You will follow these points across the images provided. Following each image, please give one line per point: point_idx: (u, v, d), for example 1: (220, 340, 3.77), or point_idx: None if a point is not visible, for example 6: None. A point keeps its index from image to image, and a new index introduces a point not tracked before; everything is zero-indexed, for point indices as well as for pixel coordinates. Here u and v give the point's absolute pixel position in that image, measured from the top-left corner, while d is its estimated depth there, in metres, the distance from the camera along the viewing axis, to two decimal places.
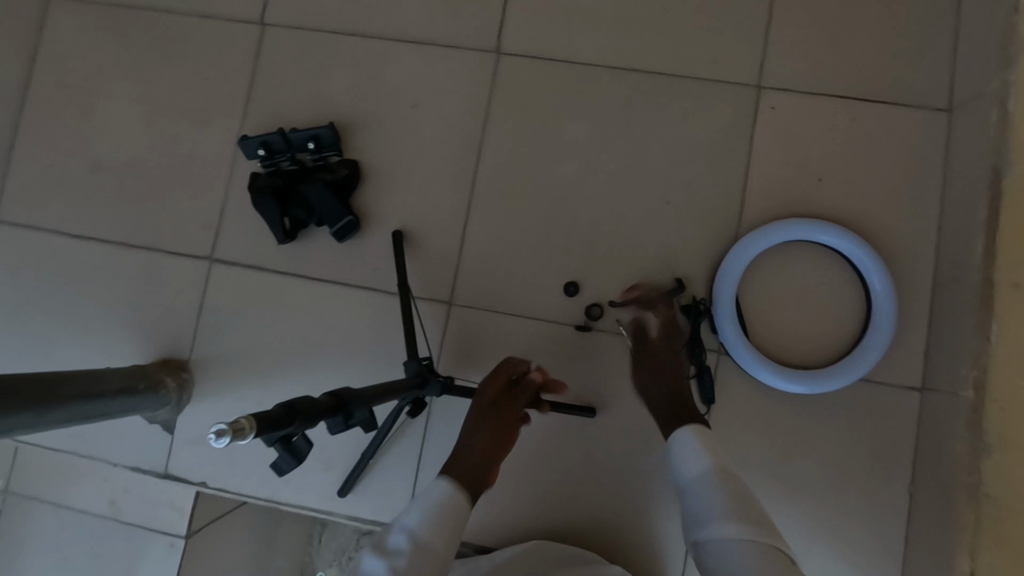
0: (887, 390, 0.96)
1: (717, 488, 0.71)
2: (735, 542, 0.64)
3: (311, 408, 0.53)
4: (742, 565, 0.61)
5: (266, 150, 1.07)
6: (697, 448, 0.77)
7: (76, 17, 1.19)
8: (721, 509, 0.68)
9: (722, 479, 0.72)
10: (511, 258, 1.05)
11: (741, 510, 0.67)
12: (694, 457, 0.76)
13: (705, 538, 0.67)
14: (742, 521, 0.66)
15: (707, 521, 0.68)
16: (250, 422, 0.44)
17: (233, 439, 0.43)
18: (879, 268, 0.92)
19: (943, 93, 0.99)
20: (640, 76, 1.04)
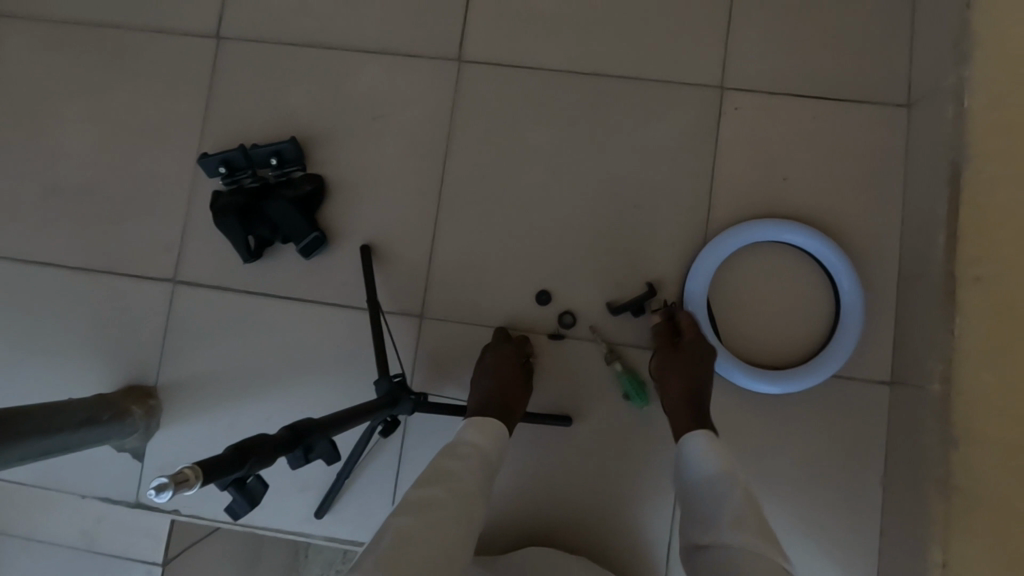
0: (857, 385, 0.97)
1: (725, 492, 0.69)
2: (741, 550, 0.61)
3: (266, 448, 0.51)
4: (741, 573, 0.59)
5: (227, 167, 1.04)
6: (705, 450, 0.76)
7: (22, 36, 1.15)
8: (728, 514, 0.65)
9: (731, 480, 0.70)
10: (482, 268, 1.04)
11: (747, 516, 0.64)
12: (706, 459, 0.75)
13: (711, 543, 0.64)
14: (747, 528, 0.63)
15: (713, 525, 0.65)
16: (194, 473, 0.42)
17: (177, 490, 0.40)
18: (846, 266, 0.93)
19: (902, 88, 1.00)
20: (604, 80, 1.04)
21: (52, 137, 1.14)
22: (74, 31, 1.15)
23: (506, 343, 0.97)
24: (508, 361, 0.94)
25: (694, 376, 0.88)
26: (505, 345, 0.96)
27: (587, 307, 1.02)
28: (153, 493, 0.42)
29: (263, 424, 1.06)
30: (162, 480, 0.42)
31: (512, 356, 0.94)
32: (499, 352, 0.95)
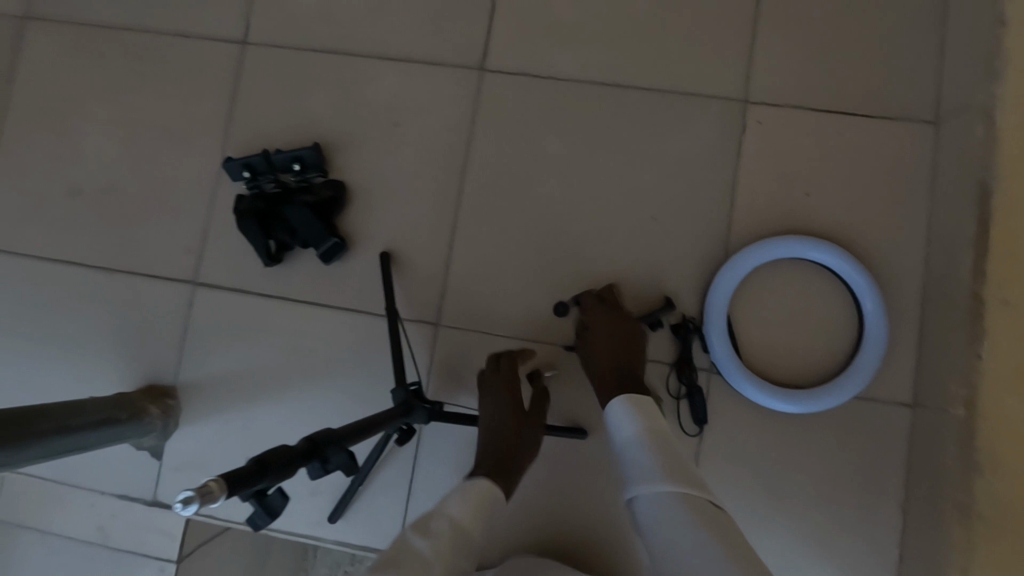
0: (878, 406, 0.96)
1: (648, 448, 0.69)
2: (662, 498, 0.62)
3: (286, 460, 0.51)
4: (667, 520, 0.59)
5: (250, 172, 1.05)
6: (629, 412, 0.76)
7: (52, 38, 1.18)
8: (648, 465, 0.66)
9: (653, 439, 0.71)
10: (499, 278, 1.04)
11: (668, 466, 0.65)
12: (629, 422, 0.75)
13: (633, 497, 0.65)
14: (667, 476, 0.64)
15: (633, 478, 0.66)
16: (219, 485, 0.42)
17: (204, 503, 0.41)
18: (869, 286, 0.92)
19: (930, 105, 0.98)
20: (625, 91, 1.04)
21: (77, 139, 1.16)
22: (100, 35, 1.17)
23: (498, 378, 0.94)
24: (504, 399, 0.92)
25: (616, 352, 0.91)
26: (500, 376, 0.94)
27: None
28: (179, 507, 0.43)
29: (278, 427, 1.07)
30: (187, 492, 0.42)
31: (506, 396, 0.92)
32: (494, 395, 0.92)
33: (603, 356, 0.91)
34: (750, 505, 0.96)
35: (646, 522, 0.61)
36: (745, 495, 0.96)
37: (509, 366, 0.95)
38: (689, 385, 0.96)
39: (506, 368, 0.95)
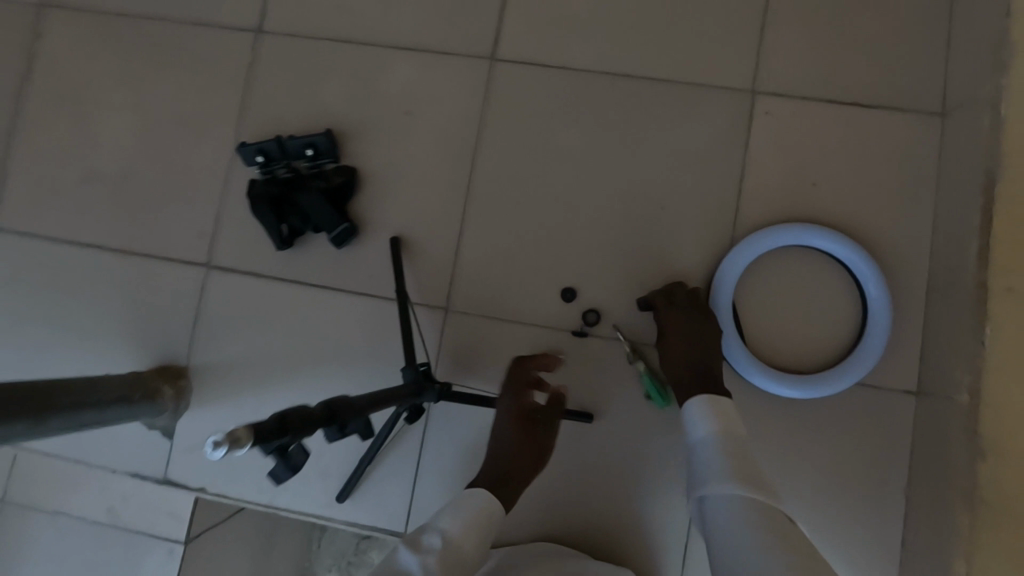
0: (883, 394, 0.97)
1: (720, 452, 0.71)
2: (730, 501, 0.63)
3: (307, 419, 0.54)
4: (732, 518, 0.61)
5: (263, 157, 1.07)
6: (707, 413, 0.78)
7: (72, 26, 1.20)
8: (720, 468, 0.68)
9: (727, 443, 0.73)
10: (508, 264, 1.05)
11: (739, 472, 0.67)
12: (703, 423, 0.77)
13: (700, 494, 0.68)
14: (738, 482, 0.65)
15: (705, 479, 0.68)
16: (243, 433, 0.45)
17: (228, 449, 0.44)
18: (874, 273, 0.93)
19: (937, 97, 0.99)
20: (635, 82, 1.05)
21: (95, 124, 1.18)
22: (118, 23, 1.19)
23: (511, 386, 0.96)
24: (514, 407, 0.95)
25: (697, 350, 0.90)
26: (509, 381, 0.97)
27: (611, 306, 1.03)
28: (207, 452, 0.46)
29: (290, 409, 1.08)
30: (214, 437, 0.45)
31: (513, 405, 0.95)
32: (500, 402, 0.95)
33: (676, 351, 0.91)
34: None
35: (712, 517, 0.63)
36: None
37: (523, 373, 0.96)
38: None
39: (520, 375, 0.96)
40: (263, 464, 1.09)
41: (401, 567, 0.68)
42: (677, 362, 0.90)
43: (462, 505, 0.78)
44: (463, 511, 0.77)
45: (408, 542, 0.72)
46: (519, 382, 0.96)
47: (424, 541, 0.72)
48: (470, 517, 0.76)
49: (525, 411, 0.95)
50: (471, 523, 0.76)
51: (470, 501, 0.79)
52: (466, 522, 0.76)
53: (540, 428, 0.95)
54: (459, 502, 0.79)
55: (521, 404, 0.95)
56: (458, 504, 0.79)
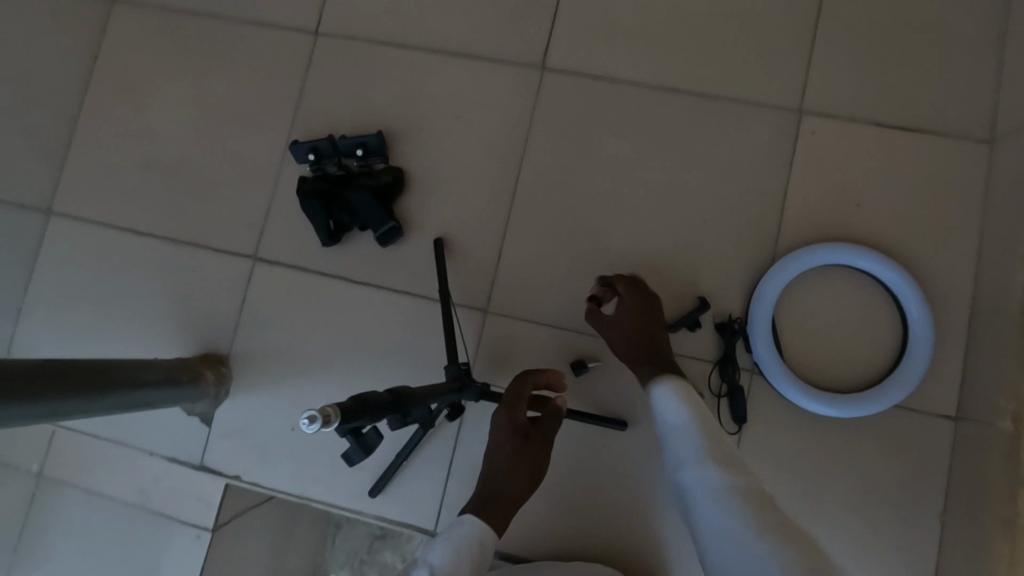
0: (922, 417, 0.96)
1: (695, 435, 0.71)
2: (708, 482, 0.63)
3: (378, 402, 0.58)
4: (710, 498, 0.61)
5: (315, 154, 1.11)
6: (677, 399, 0.79)
7: (136, 20, 1.25)
8: (697, 454, 0.68)
9: (702, 427, 0.73)
10: (549, 269, 1.07)
11: (717, 455, 0.67)
12: (675, 407, 0.78)
13: (679, 480, 0.67)
14: (716, 465, 0.66)
15: (684, 464, 0.68)
16: (336, 411, 0.50)
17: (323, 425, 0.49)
18: (917, 297, 0.93)
19: (985, 124, 1.00)
20: (682, 96, 1.07)
21: (152, 116, 1.22)
22: (180, 20, 1.23)
23: (510, 400, 0.91)
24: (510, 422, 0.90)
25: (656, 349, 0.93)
26: (509, 392, 0.92)
27: None
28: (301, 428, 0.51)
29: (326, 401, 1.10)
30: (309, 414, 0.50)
31: (508, 420, 0.90)
32: (496, 417, 0.91)
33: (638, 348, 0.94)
34: (788, 509, 0.97)
35: (691, 500, 0.63)
36: (783, 498, 0.97)
37: (521, 384, 0.91)
38: (731, 384, 0.98)
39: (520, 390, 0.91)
40: (297, 455, 1.10)
41: None
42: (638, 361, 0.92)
43: (452, 532, 0.80)
44: (454, 539, 0.78)
45: None
46: (518, 395, 0.90)
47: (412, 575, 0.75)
48: (463, 549, 0.77)
49: (521, 425, 0.90)
50: (465, 555, 0.77)
51: (459, 532, 0.80)
52: (460, 554, 0.76)
53: (536, 441, 0.90)
54: (446, 534, 0.80)
55: (519, 419, 0.90)
56: (446, 536, 0.80)
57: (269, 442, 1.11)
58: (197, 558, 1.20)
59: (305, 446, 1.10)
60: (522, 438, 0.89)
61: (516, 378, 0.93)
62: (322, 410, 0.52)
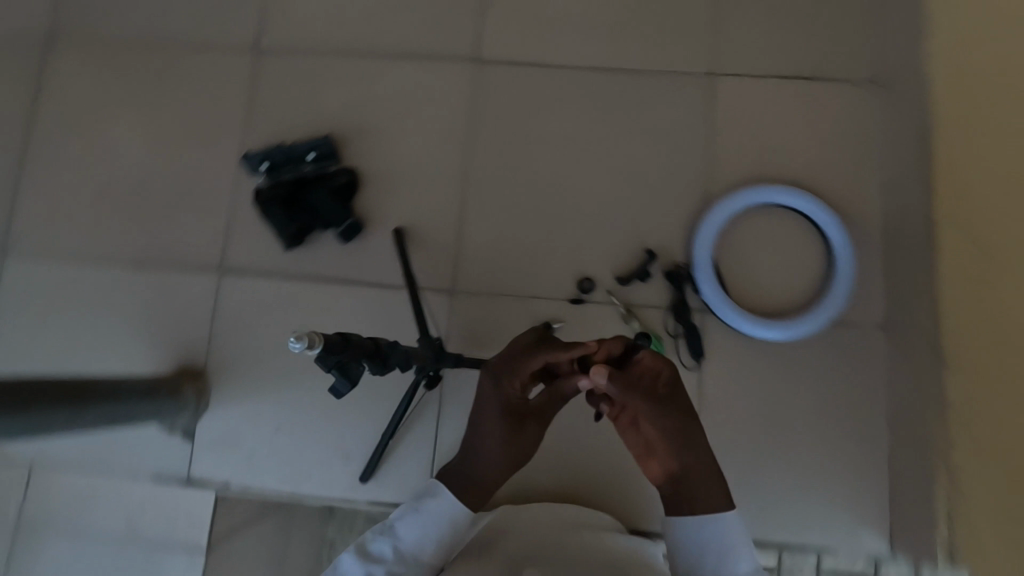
0: (858, 331, 1.06)
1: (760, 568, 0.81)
2: None
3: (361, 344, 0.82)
4: None
5: (269, 164, 1.16)
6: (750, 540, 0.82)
7: (80, 59, 1.29)
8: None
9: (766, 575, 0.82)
10: (506, 244, 1.14)
11: None
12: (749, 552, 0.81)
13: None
14: None
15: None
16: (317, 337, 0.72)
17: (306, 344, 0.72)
18: (835, 223, 1.04)
19: (873, 67, 1.12)
20: (607, 71, 1.16)
21: (106, 145, 1.25)
22: (124, 55, 1.28)
23: (511, 373, 0.89)
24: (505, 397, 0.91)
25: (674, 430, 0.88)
26: (499, 366, 0.91)
27: (603, 273, 1.11)
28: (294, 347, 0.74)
29: (309, 398, 1.14)
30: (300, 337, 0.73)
31: (498, 397, 0.90)
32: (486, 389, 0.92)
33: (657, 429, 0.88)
34: (752, 433, 1.05)
35: None
36: (747, 423, 1.05)
37: (513, 359, 0.89)
38: (685, 324, 1.06)
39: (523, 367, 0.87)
40: (285, 456, 1.13)
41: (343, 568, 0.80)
42: (655, 440, 0.88)
43: (424, 508, 0.86)
44: (426, 520, 0.85)
45: (360, 544, 0.82)
46: (509, 369, 0.89)
47: (376, 547, 0.82)
48: (433, 534, 0.84)
49: (515, 401, 0.91)
50: (432, 542, 0.84)
51: (431, 510, 0.86)
52: (429, 539, 0.84)
53: (523, 419, 0.93)
54: (418, 507, 0.86)
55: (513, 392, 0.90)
56: (418, 505, 0.86)
57: (255, 446, 1.13)
58: None
59: (292, 445, 1.13)
60: (515, 419, 0.92)
61: (527, 345, 0.89)
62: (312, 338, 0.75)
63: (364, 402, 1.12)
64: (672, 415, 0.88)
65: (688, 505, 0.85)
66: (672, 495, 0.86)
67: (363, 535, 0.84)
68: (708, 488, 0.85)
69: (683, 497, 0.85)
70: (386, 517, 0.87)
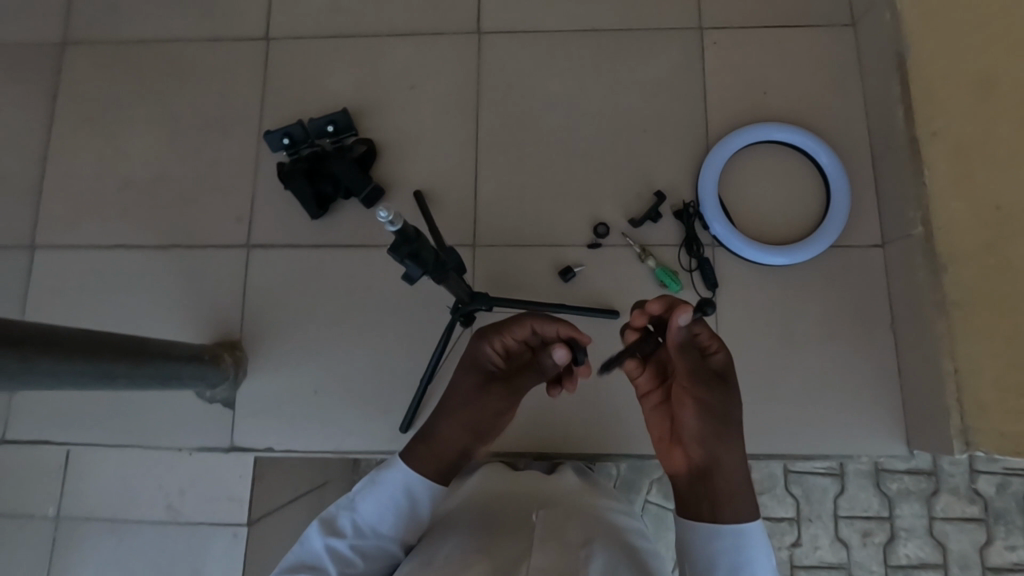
0: (857, 251, 1.13)
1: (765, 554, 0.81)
2: None
3: (427, 244, 0.83)
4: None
5: (289, 140, 1.19)
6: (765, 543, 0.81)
7: (91, 57, 1.33)
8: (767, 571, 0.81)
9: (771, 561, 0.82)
10: (521, 198, 1.20)
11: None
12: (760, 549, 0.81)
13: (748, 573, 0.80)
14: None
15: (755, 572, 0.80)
16: (400, 218, 0.75)
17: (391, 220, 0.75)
18: (827, 150, 1.12)
19: (846, 11, 1.21)
20: (601, 32, 1.24)
21: (126, 139, 1.30)
22: (135, 50, 1.33)
23: (494, 334, 0.95)
24: (480, 356, 0.97)
25: (709, 420, 0.86)
26: (490, 329, 0.96)
27: (616, 218, 1.17)
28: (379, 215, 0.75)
29: (343, 359, 1.19)
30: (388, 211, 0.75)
31: (480, 360, 0.97)
32: (474, 348, 0.98)
33: (700, 414, 0.86)
34: (768, 353, 1.11)
35: None
36: (761, 345, 1.11)
37: (506, 322, 0.95)
38: (698, 258, 1.13)
39: (509, 331, 0.94)
40: (325, 415, 1.18)
41: (307, 542, 0.82)
42: (691, 425, 0.86)
43: (379, 480, 0.88)
44: (382, 493, 0.87)
45: (325, 521, 0.84)
46: (498, 333, 0.95)
47: (339, 523, 0.84)
48: (392, 506, 0.86)
49: (490, 365, 0.97)
50: (391, 514, 0.86)
51: (388, 482, 0.87)
52: (388, 512, 0.86)
53: (495, 386, 0.96)
54: (376, 480, 0.88)
55: (491, 356, 0.97)
56: (376, 478, 0.88)
57: (294, 409, 1.18)
58: (239, 553, 1.23)
59: (330, 405, 1.18)
60: (485, 378, 0.96)
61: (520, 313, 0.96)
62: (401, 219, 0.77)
63: (396, 356, 1.18)
64: (704, 408, 0.86)
65: (710, 507, 0.83)
66: (695, 481, 0.86)
67: (327, 510, 0.86)
68: (731, 495, 0.84)
69: (702, 485, 0.85)
70: (349, 492, 0.89)
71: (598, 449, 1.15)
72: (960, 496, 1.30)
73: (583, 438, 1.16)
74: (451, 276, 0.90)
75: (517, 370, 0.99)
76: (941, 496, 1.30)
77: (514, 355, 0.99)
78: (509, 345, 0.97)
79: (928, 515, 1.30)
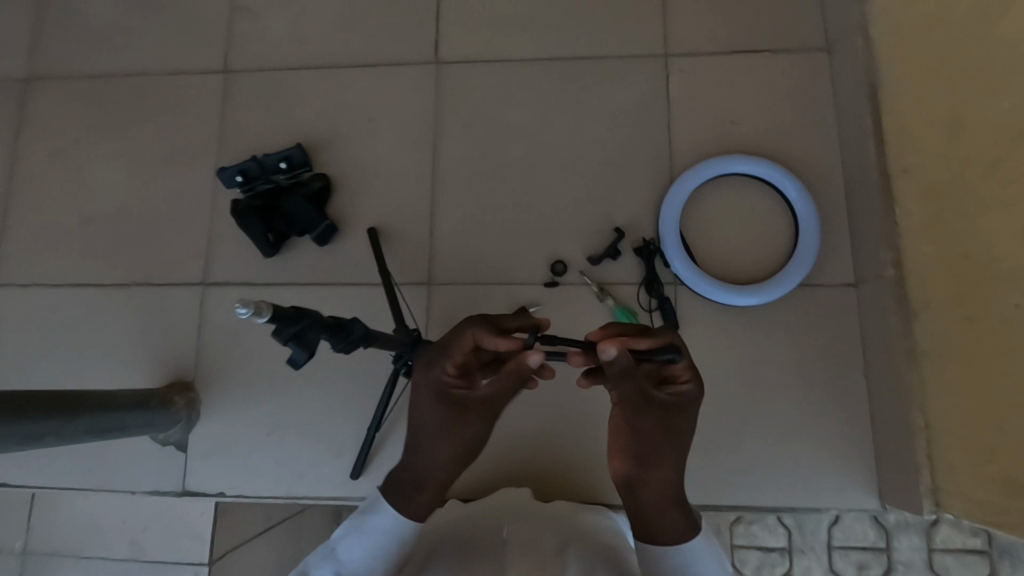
0: (828, 290, 1.07)
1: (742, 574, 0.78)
2: None
3: (317, 316, 0.71)
4: None
5: (244, 176, 1.17)
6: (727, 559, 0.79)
7: (55, 91, 1.33)
8: None
9: None
10: (478, 233, 1.16)
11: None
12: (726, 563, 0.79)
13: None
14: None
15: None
16: (262, 307, 0.62)
17: (252, 312, 0.62)
18: (795, 185, 1.06)
19: (822, 34, 1.15)
20: (564, 61, 1.20)
21: (89, 174, 1.29)
22: (97, 85, 1.32)
23: (440, 353, 0.89)
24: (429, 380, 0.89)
25: (644, 434, 0.80)
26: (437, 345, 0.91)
27: (575, 255, 1.13)
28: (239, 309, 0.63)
29: (298, 401, 1.17)
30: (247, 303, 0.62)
31: (431, 382, 0.88)
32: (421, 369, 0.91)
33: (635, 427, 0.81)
34: (732, 397, 1.06)
35: None
36: (726, 389, 1.06)
37: (450, 337, 0.89)
38: (659, 297, 1.08)
39: (452, 344, 0.88)
40: (280, 459, 1.15)
41: None
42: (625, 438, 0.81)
43: (365, 528, 0.80)
44: (370, 540, 0.79)
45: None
46: (444, 352, 0.89)
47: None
48: (381, 553, 0.79)
49: (450, 389, 0.88)
50: (380, 561, 0.79)
51: (377, 529, 0.80)
52: (377, 559, 0.79)
53: (467, 411, 0.86)
54: (361, 526, 0.81)
55: (446, 377, 0.88)
56: (361, 525, 0.81)
57: (249, 450, 1.16)
58: None
59: (284, 447, 1.16)
60: (451, 405, 0.86)
61: (459, 326, 0.89)
62: (266, 307, 0.64)
63: (349, 396, 1.16)
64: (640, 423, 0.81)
65: (639, 521, 0.76)
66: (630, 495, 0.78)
67: (304, 561, 0.79)
68: (662, 511, 0.76)
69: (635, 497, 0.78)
70: (329, 539, 0.81)
71: (557, 492, 1.11)
72: (960, 526, 1.19)
73: (541, 481, 1.12)
74: (360, 346, 0.78)
75: (491, 389, 0.86)
76: (941, 526, 1.18)
77: (470, 372, 0.91)
78: (462, 360, 0.89)
79: (927, 547, 1.18)
